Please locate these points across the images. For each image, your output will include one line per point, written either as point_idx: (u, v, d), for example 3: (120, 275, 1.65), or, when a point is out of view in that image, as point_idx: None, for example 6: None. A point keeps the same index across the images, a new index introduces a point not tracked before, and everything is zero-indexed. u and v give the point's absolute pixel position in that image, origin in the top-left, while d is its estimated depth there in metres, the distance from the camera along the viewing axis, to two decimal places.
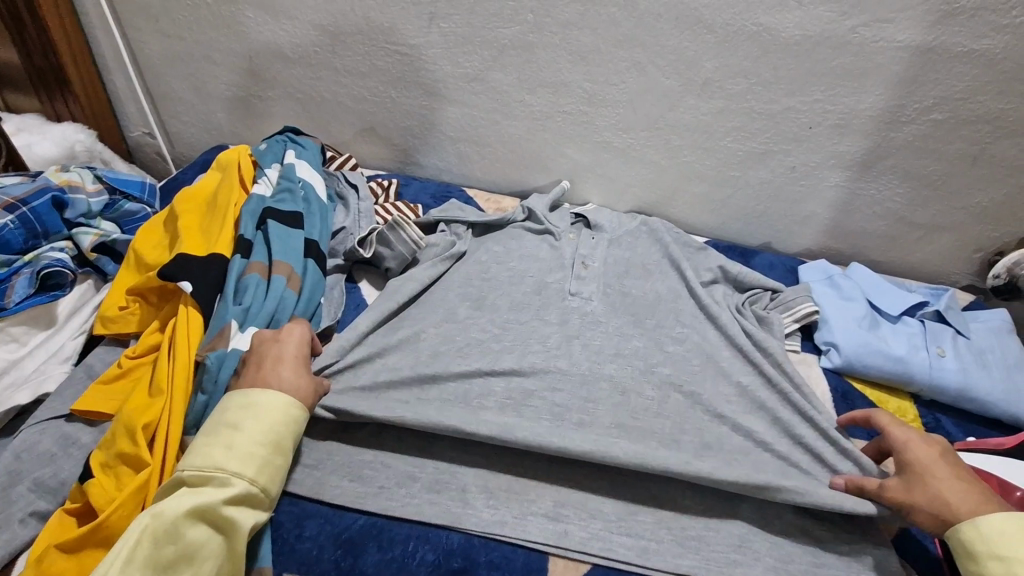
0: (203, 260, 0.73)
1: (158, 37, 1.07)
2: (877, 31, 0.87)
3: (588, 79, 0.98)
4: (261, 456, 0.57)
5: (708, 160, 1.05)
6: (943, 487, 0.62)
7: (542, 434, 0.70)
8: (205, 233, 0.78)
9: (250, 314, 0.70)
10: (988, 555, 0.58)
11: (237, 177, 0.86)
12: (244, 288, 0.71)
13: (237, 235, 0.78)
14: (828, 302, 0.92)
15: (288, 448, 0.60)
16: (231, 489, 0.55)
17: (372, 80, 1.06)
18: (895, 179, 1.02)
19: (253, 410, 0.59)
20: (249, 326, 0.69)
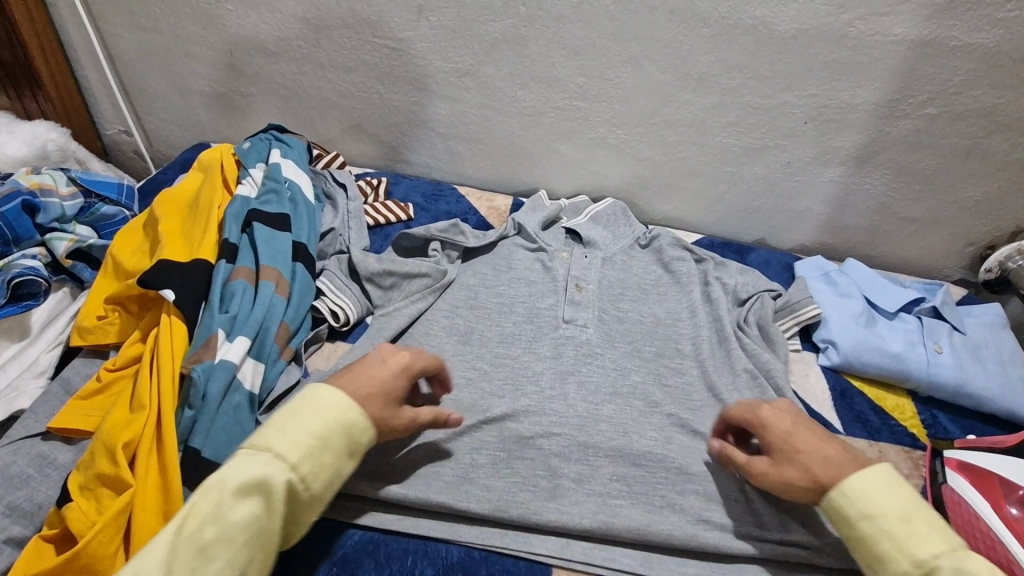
0: (185, 266, 0.68)
1: (134, 31, 1.03)
2: (873, 25, 0.86)
3: (582, 74, 0.96)
4: (312, 445, 0.52)
5: (704, 155, 1.03)
6: (806, 455, 0.60)
7: (541, 510, 0.69)
8: (188, 237, 0.73)
9: (238, 323, 0.65)
10: (862, 517, 0.55)
11: (221, 178, 0.82)
12: (230, 295, 0.67)
13: (221, 239, 0.74)
14: (825, 300, 0.93)
15: (340, 450, 0.54)
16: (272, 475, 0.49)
17: (359, 75, 1.03)
18: (888, 174, 1.02)
19: (313, 401, 0.54)
20: (237, 335, 0.64)
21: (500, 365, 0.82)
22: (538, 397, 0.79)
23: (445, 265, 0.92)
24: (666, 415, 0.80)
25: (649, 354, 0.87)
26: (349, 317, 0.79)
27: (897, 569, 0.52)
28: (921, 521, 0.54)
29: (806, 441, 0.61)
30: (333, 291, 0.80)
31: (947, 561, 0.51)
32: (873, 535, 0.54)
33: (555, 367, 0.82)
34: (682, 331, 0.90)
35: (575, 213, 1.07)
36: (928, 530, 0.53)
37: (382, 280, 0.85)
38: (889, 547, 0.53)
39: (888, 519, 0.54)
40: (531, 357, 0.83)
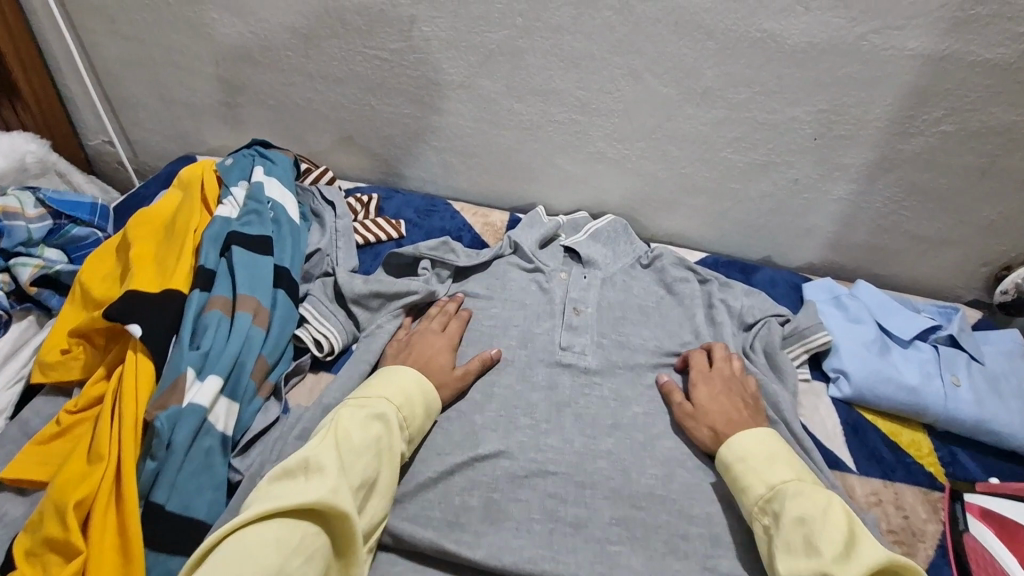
0: (156, 296, 0.63)
1: (117, 39, 0.98)
2: (887, 38, 0.82)
3: (582, 87, 0.92)
4: (408, 394, 0.68)
5: (709, 171, 0.99)
6: (714, 414, 0.75)
7: (534, 558, 0.64)
8: (160, 264, 0.68)
9: (211, 359, 0.61)
10: (735, 461, 0.68)
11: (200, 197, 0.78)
12: (204, 328, 0.62)
13: (197, 265, 0.69)
14: (836, 326, 0.88)
15: (423, 408, 0.69)
16: (386, 411, 0.64)
17: (350, 86, 0.98)
18: (900, 192, 0.97)
19: (396, 372, 0.70)
20: (209, 374, 0.60)
21: (493, 395, 0.78)
22: (534, 430, 0.75)
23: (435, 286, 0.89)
24: (668, 448, 0.75)
25: (651, 382, 0.83)
26: (332, 347, 0.75)
27: (754, 493, 0.65)
28: (779, 460, 0.67)
29: (722, 403, 0.76)
30: (317, 317, 0.76)
31: (791, 484, 0.63)
32: (743, 473, 0.67)
33: (550, 398, 0.79)
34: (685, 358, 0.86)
35: (573, 230, 1.03)
36: (781, 464, 0.66)
37: (369, 302, 0.80)
38: (753, 481, 0.65)
39: (753, 459, 0.67)
40: (526, 387, 0.80)
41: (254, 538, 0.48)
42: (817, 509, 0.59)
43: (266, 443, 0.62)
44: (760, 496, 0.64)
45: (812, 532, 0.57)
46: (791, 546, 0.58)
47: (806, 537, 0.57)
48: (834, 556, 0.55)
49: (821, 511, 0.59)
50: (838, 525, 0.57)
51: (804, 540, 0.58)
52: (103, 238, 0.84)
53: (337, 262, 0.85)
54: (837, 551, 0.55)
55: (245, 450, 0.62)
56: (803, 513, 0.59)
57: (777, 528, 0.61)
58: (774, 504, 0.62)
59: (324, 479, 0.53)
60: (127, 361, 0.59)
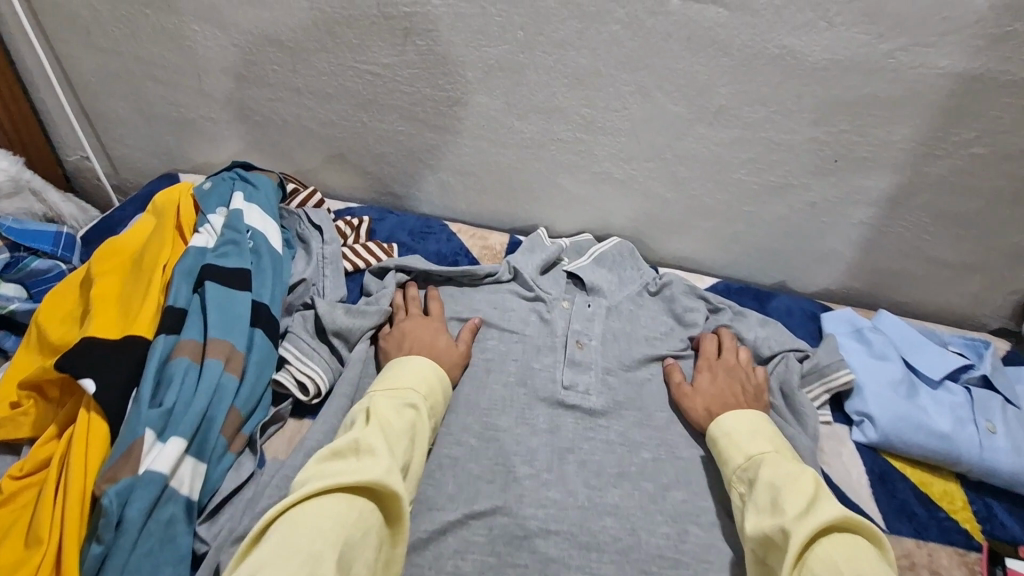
0: (117, 345, 0.58)
1: (93, 52, 0.92)
2: (916, 56, 0.75)
3: (587, 105, 0.85)
4: (432, 382, 0.67)
5: (721, 193, 0.93)
6: (712, 396, 0.76)
7: None
8: (124, 305, 0.62)
9: (175, 418, 0.54)
10: (722, 436, 0.70)
11: (173, 227, 0.72)
12: (168, 381, 0.56)
13: (164, 305, 0.63)
14: (858, 363, 0.83)
15: (442, 396, 0.68)
16: (414, 399, 0.64)
17: (339, 102, 0.92)
18: (926, 218, 0.91)
19: (415, 361, 0.69)
20: (171, 435, 0.53)
21: (489, 440, 0.72)
22: (533, 481, 0.69)
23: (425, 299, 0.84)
24: (680, 501, 0.69)
25: (660, 424, 0.77)
26: (318, 389, 0.68)
27: (733, 463, 0.66)
28: (762, 436, 0.68)
29: (721, 387, 0.77)
30: (299, 355, 0.69)
31: (768, 455, 0.64)
32: (726, 447, 0.68)
33: (552, 444, 0.73)
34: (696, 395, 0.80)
35: (577, 254, 0.96)
36: (762, 438, 0.67)
37: (353, 334, 0.74)
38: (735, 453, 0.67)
39: (734, 432, 0.69)
40: (524, 431, 0.74)
41: (311, 514, 0.47)
42: (787, 473, 0.60)
43: (236, 507, 0.57)
44: (738, 466, 0.66)
45: (777, 493, 0.58)
46: (758, 507, 0.59)
47: (772, 496, 0.58)
48: (793, 511, 0.55)
49: (789, 474, 0.59)
50: (804, 486, 0.57)
51: (770, 500, 0.58)
52: (68, 270, 0.79)
53: (324, 292, 0.80)
54: (797, 507, 0.55)
55: (212, 516, 0.56)
56: (773, 477, 0.60)
57: (749, 494, 0.62)
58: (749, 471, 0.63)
59: (373, 459, 0.52)
60: (78, 422, 0.53)
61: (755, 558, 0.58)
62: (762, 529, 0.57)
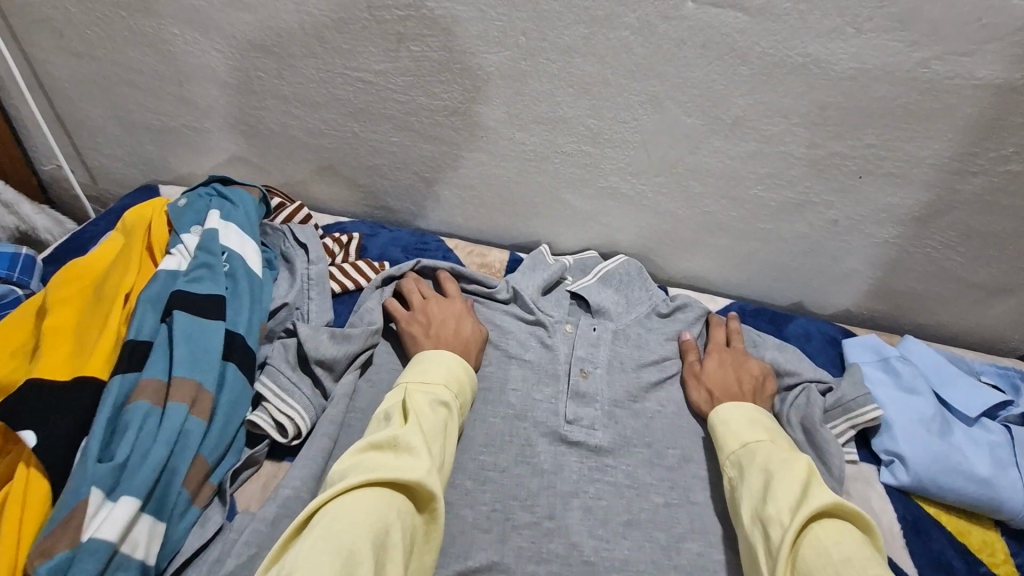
0: (67, 390, 0.52)
1: (66, 56, 0.86)
2: (952, 65, 0.68)
3: (593, 115, 0.79)
4: (463, 379, 0.66)
5: (736, 210, 0.86)
6: (715, 383, 0.76)
7: None
8: (79, 340, 0.56)
9: (128, 473, 0.49)
10: (720, 424, 0.69)
11: (140, 251, 0.66)
12: (125, 429, 0.51)
13: (124, 340, 0.57)
14: (887, 396, 0.77)
15: (470, 392, 0.67)
16: (445, 396, 0.62)
17: (329, 111, 0.86)
18: (956, 238, 0.84)
19: (441, 355, 0.67)
20: (122, 494, 0.47)
21: (486, 482, 0.66)
22: (533, 530, 0.63)
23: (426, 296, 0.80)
24: (694, 553, 0.63)
25: (671, 463, 0.71)
26: (302, 424, 0.62)
27: (727, 449, 0.67)
28: (756, 424, 0.68)
29: (726, 376, 0.76)
30: (278, 392, 0.62)
31: (762, 443, 0.64)
32: (722, 434, 0.68)
33: (554, 486, 0.67)
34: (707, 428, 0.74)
35: (581, 272, 0.90)
36: (759, 427, 0.67)
37: (336, 363, 0.67)
38: (731, 441, 0.67)
39: (731, 420, 0.69)
40: (524, 471, 0.67)
41: (351, 506, 0.47)
42: (781, 461, 0.60)
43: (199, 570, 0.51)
44: (732, 452, 0.66)
45: (771, 480, 0.59)
46: (751, 492, 0.60)
47: (765, 482, 0.59)
48: (787, 499, 0.56)
49: (783, 461, 0.60)
50: (797, 473, 0.58)
51: (763, 486, 0.59)
52: (25, 296, 0.71)
53: (308, 317, 0.73)
54: (791, 494, 0.56)
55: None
56: (766, 465, 0.61)
57: (741, 480, 0.63)
58: (742, 458, 0.64)
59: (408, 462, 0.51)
60: (14, 482, 0.47)
61: (743, 541, 0.59)
62: (754, 514, 0.58)
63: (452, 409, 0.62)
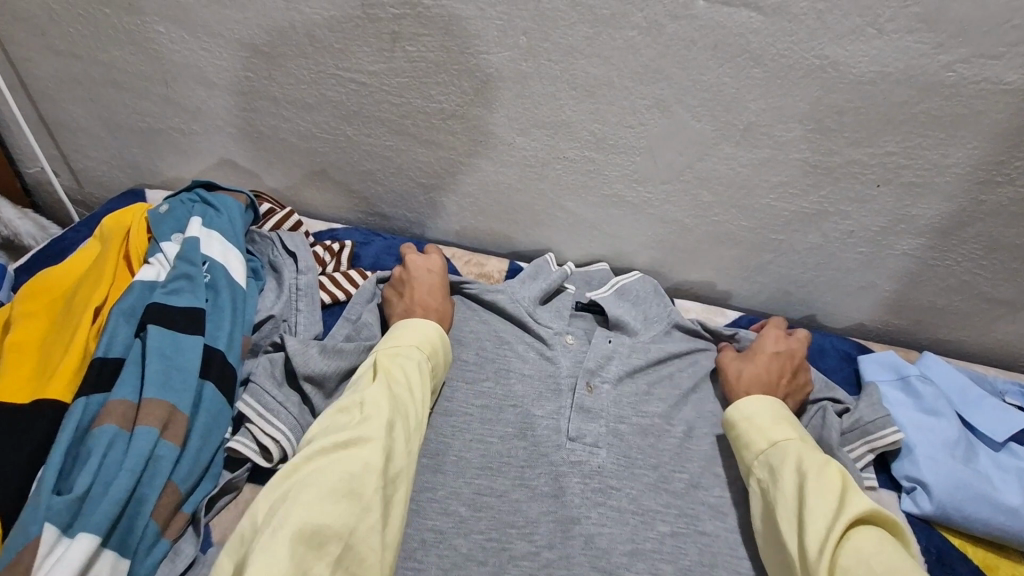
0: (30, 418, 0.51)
1: (47, 55, 0.82)
2: (979, 69, 0.64)
3: (597, 120, 0.75)
4: (434, 343, 0.65)
5: (746, 219, 0.82)
6: (751, 367, 0.73)
7: None
8: (43, 359, 0.56)
9: (89, 507, 0.46)
10: (741, 419, 0.66)
11: (112, 262, 0.65)
12: (89, 457, 0.49)
13: (86, 360, 0.56)
14: (906, 418, 0.73)
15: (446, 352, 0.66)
16: (415, 361, 0.61)
17: (321, 114, 0.82)
18: (979, 250, 0.80)
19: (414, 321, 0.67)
20: (79, 532, 0.45)
21: (481, 509, 0.62)
22: (532, 562, 0.59)
23: None
24: None
25: (679, 488, 0.66)
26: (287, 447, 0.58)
27: (754, 448, 0.63)
28: (785, 421, 0.64)
29: (766, 364, 0.73)
30: (262, 413, 0.58)
31: (792, 442, 0.61)
32: (744, 429, 0.64)
33: (553, 513, 0.62)
34: (716, 444, 0.71)
35: (586, 284, 0.87)
36: (785, 424, 0.63)
37: (326, 382, 0.62)
38: (756, 436, 0.63)
39: (758, 416, 0.65)
40: (522, 496, 0.63)
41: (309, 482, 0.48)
42: (815, 463, 0.57)
43: None
44: (760, 450, 0.62)
45: (805, 487, 0.55)
46: (782, 496, 0.57)
47: (799, 491, 0.55)
48: (822, 507, 0.53)
49: (818, 465, 0.56)
50: (832, 479, 0.55)
51: (796, 491, 0.56)
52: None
53: (296, 330, 0.69)
54: (825, 502, 0.53)
55: None
56: (800, 468, 0.57)
57: (771, 484, 0.59)
58: (772, 459, 0.60)
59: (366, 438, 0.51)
60: None
61: (775, 543, 0.56)
62: (785, 519, 0.55)
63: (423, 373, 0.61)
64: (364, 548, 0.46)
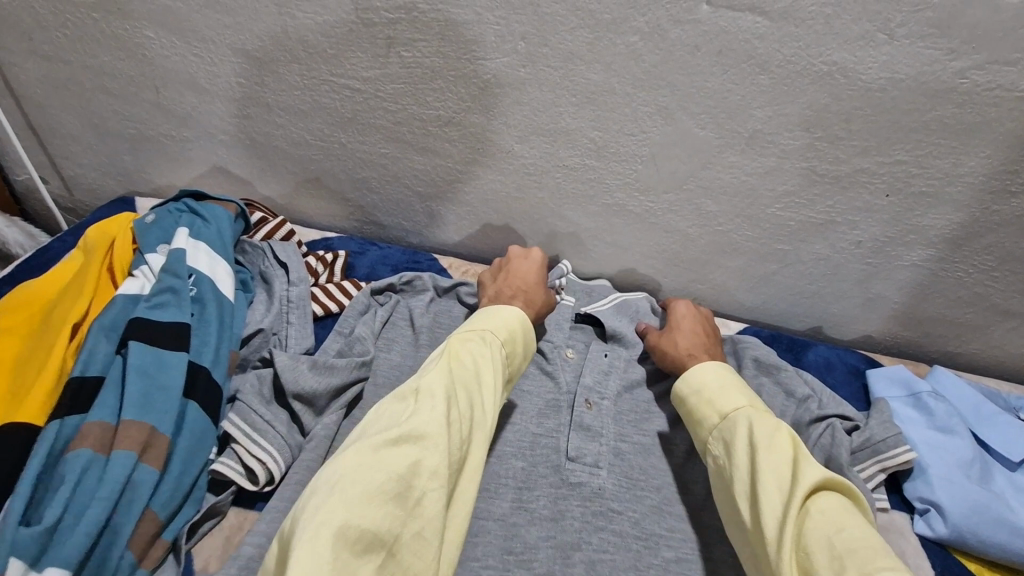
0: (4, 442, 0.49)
1: (34, 61, 0.81)
2: (994, 75, 0.61)
3: (597, 127, 0.73)
4: (506, 338, 0.62)
5: (751, 229, 0.80)
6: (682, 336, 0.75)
7: None
8: (17, 381, 0.55)
9: (59, 537, 0.45)
10: (689, 390, 0.65)
11: (93, 279, 0.63)
12: (62, 480, 0.47)
13: (61, 382, 0.55)
14: (919, 436, 0.70)
15: (519, 350, 0.64)
16: (484, 354, 0.58)
17: (315, 120, 0.80)
18: (993, 261, 0.77)
19: (498, 311, 0.66)
20: (48, 564, 0.43)
21: (477, 533, 0.59)
22: None
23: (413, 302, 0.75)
24: None
25: (684, 511, 0.63)
26: (273, 469, 0.55)
27: (707, 423, 0.61)
28: (733, 387, 0.62)
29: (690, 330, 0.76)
30: (248, 432, 0.56)
31: (741, 411, 0.59)
32: (698, 404, 0.63)
33: (552, 538, 0.59)
34: None
35: (587, 296, 0.84)
36: (734, 391, 0.61)
37: (315, 399, 0.60)
38: (709, 410, 0.61)
39: (708, 389, 0.63)
40: (520, 520, 0.60)
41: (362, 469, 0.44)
42: (762, 433, 0.55)
43: None
44: (713, 425, 0.60)
45: (756, 460, 0.53)
46: (737, 472, 0.54)
47: (751, 465, 0.53)
48: (774, 483, 0.51)
49: (767, 433, 0.55)
50: (782, 448, 0.53)
51: (749, 465, 0.54)
52: None
53: (286, 344, 0.67)
54: (776, 477, 0.51)
55: None
56: (749, 439, 0.55)
57: (725, 460, 0.57)
58: (724, 433, 0.58)
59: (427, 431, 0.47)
60: None
61: (733, 522, 0.55)
62: (740, 497, 0.53)
63: (493, 367, 0.58)
64: (409, 556, 0.42)
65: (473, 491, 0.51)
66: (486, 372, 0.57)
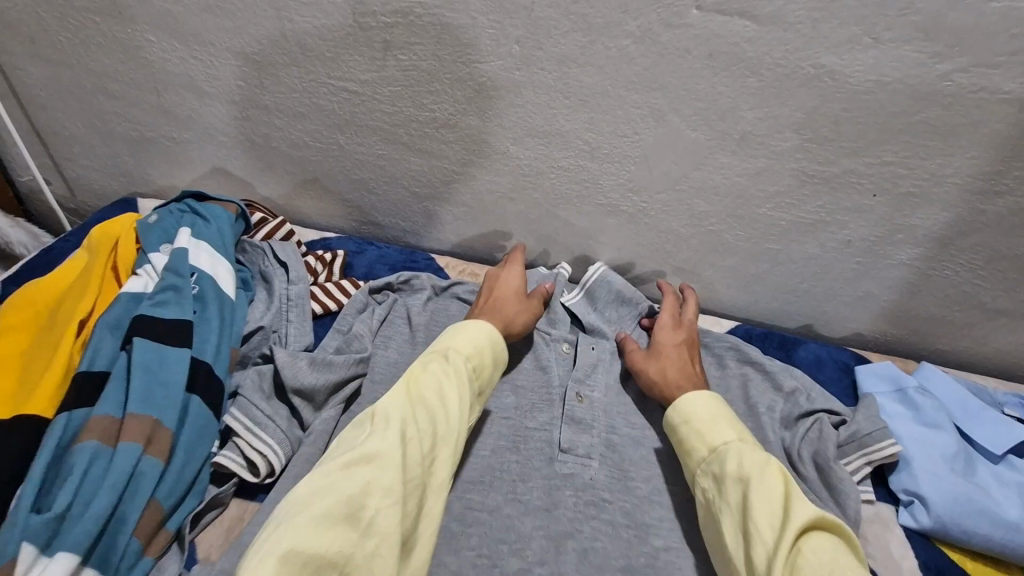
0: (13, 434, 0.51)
1: (38, 64, 0.82)
2: (977, 78, 0.63)
3: (590, 129, 0.75)
4: (474, 354, 0.63)
5: (741, 229, 0.82)
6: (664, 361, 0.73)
7: None
8: (23, 377, 0.56)
9: (69, 525, 0.47)
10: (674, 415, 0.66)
11: (97, 278, 0.65)
12: (71, 472, 0.49)
13: (66, 377, 0.56)
14: (905, 431, 0.72)
15: (488, 365, 0.65)
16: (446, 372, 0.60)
17: (314, 122, 0.81)
18: (979, 259, 0.79)
19: (466, 328, 0.66)
20: (60, 549, 0.45)
21: (472, 524, 0.61)
22: None
23: (411, 301, 0.76)
24: None
25: (674, 502, 0.65)
26: (274, 463, 0.57)
27: (697, 455, 0.62)
28: (725, 420, 0.63)
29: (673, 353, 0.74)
30: (250, 427, 0.58)
31: (732, 444, 0.60)
32: (684, 434, 0.64)
33: (545, 528, 0.61)
34: None
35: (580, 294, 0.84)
36: (725, 424, 0.63)
37: (315, 395, 0.61)
38: (697, 442, 0.63)
39: (697, 419, 0.64)
40: (514, 511, 0.62)
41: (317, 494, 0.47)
42: (753, 469, 0.56)
43: None
44: (703, 457, 0.61)
45: (747, 497, 0.54)
46: (729, 507, 0.56)
47: (742, 499, 0.55)
48: (766, 520, 0.52)
49: (759, 468, 0.56)
50: (775, 485, 0.54)
51: (740, 500, 0.55)
52: None
53: (286, 341, 0.68)
54: (767, 516, 0.52)
55: None
56: (740, 475, 0.57)
57: (716, 493, 0.58)
58: (714, 465, 0.60)
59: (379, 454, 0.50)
60: None
61: (720, 553, 0.56)
62: (730, 531, 0.55)
63: (459, 385, 0.59)
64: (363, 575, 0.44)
65: (440, 505, 0.53)
66: (450, 389, 0.58)
